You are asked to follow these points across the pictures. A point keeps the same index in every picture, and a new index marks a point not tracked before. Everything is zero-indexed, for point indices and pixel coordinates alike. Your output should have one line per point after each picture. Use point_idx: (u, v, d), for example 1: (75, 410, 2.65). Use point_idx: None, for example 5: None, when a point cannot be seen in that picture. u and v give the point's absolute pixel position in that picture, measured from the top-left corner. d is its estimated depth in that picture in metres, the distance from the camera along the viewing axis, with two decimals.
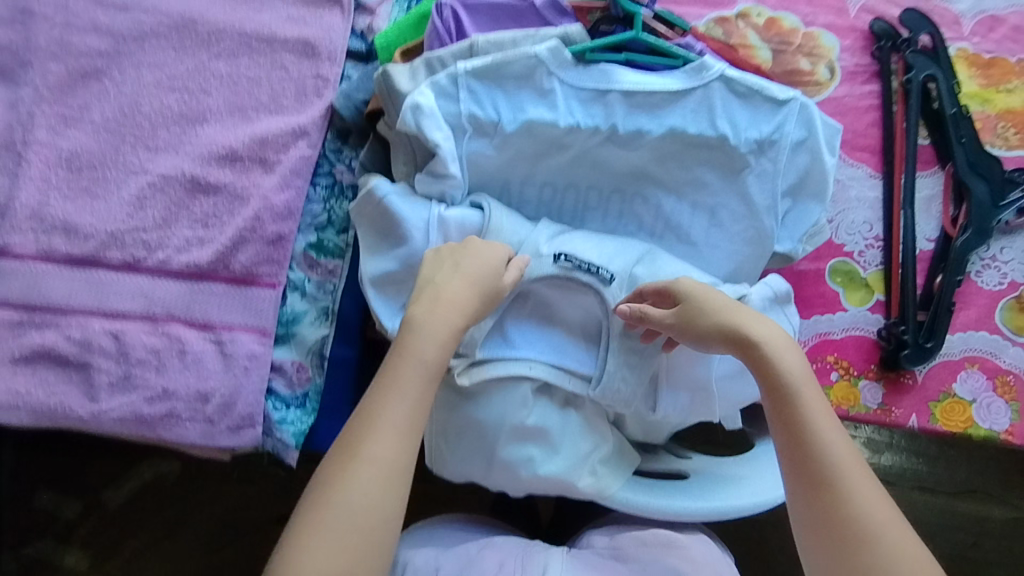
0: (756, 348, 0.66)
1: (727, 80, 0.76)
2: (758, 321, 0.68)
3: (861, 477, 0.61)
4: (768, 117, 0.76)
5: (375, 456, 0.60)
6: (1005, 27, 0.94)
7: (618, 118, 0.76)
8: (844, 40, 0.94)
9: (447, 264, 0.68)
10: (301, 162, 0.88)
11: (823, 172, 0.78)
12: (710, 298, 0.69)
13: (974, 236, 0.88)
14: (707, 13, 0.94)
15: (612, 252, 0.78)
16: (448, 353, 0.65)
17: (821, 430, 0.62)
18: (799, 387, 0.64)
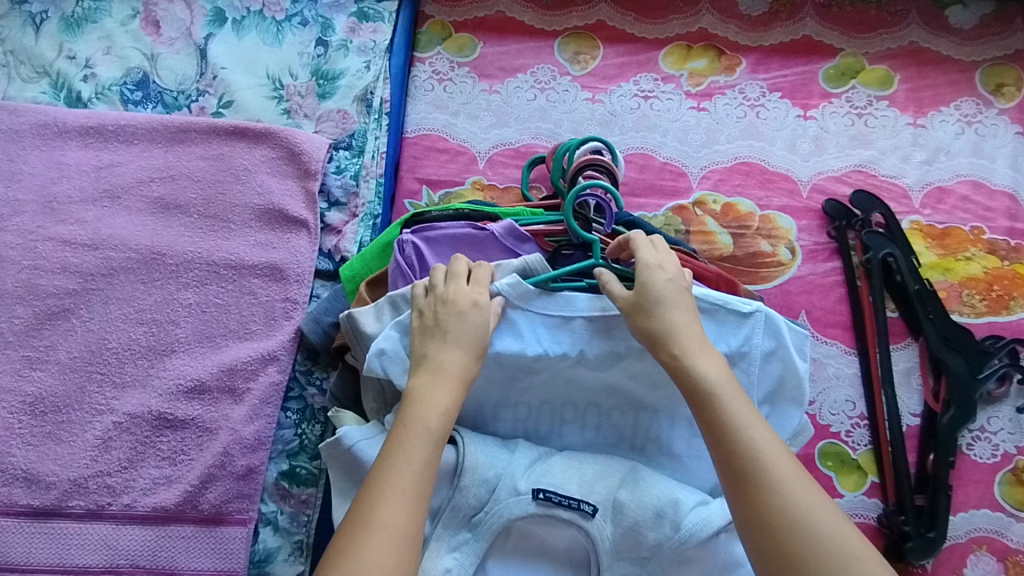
0: (675, 350, 0.66)
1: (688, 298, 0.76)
2: (676, 323, 0.68)
3: (790, 470, 0.58)
4: (734, 331, 0.75)
5: (384, 522, 0.56)
6: (953, 197, 0.97)
7: (584, 343, 0.76)
8: (801, 220, 0.97)
9: (435, 329, 0.69)
10: (270, 389, 0.86)
11: (796, 377, 0.76)
12: (646, 289, 0.69)
13: (959, 412, 0.86)
14: (664, 204, 0.97)
15: (592, 478, 0.75)
16: (451, 414, 0.64)
17: (746, 429, 0.60)
18: (718, 387, 0.63)
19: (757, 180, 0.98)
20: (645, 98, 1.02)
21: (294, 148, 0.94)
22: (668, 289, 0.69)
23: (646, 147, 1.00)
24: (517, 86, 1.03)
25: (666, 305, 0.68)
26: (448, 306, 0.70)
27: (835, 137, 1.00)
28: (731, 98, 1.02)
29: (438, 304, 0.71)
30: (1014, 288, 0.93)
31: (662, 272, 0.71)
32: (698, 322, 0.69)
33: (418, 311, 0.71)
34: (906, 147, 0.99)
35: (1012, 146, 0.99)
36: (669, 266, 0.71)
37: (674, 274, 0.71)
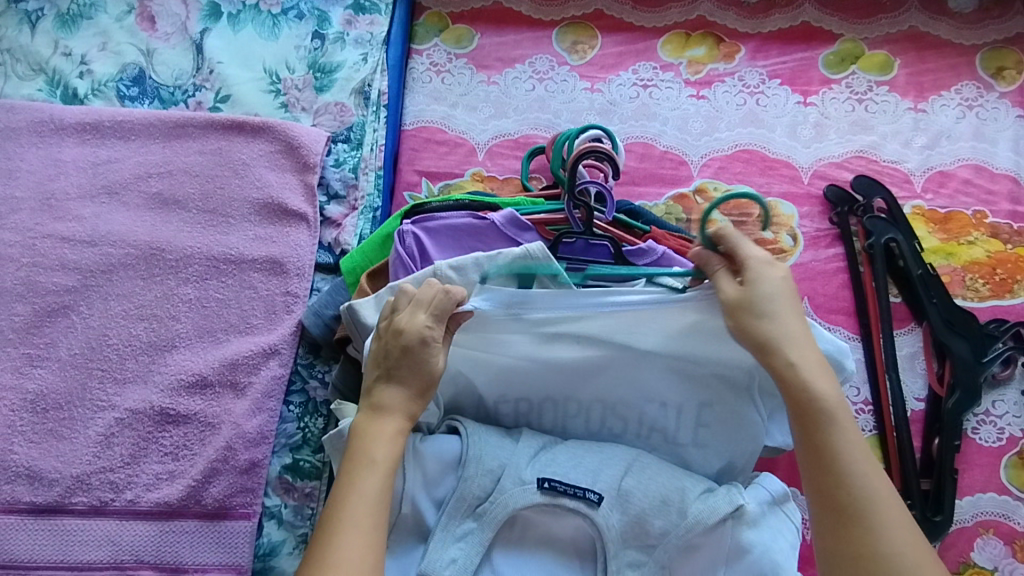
0: (790, 366, 0.62)
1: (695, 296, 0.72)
2: (794, 334, 0.63)
3: (894, 513, 0.56)
4: None
5: (339, 561, 0.56)
6: (955, 181, 0.96)
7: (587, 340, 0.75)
8: (802, 207, 0.96)
9: (382, 363, 0.66)
10: (272, 383, 0.86)
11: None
12: (760, 290, 0.64)
13: (964, 396, 0.86)
14: (665, 192, 0.97)
15: (597, 467, 0.75)
16: (399, 443, 0.64)
17: (854, 464, 0.58)
18: (837, 415, 0.60)
19: (758, 167, 0.98)
20: (644, 87, 1.01)
21: (292, 141, 0.93)
22: (782, 294, 0.64)
23: (646, 135, 0.99)
24: (515, 77, 1.02)
25: (784, 313, 0.63)
26: (395, 337, 0.66)
27: (836, 123, 0.99)
28: (730, 85, 1.01)
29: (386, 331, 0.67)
30: (1017, 272, 0.93)
31: (772, 270, 0.65)
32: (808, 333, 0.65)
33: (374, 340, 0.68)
34: (907, 131, 0.98)
35: (1014, 129, 0.98)
36: (782, 265, 0.65)
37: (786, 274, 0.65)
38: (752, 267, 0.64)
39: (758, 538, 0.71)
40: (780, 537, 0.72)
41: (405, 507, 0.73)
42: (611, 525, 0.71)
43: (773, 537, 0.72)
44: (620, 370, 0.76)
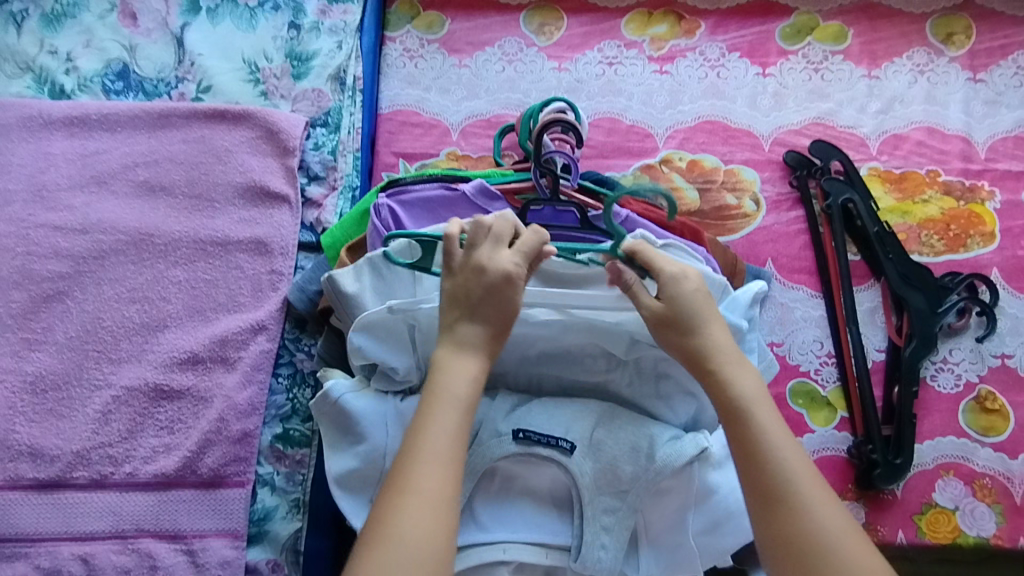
0: (711, 367, 0.68)
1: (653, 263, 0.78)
2: (719, 343, 0.70)
3: (820, 491, 0.61)
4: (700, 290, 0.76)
5: (409, 504, 0.58)
6: (909, 143, 1.01)
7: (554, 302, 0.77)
8: (764, 172, 1.00)
9: (464, 299, 0.70)
10: (261, 357, 0.90)
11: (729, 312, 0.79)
12: (679, 303, 0.71)
13: (919, 347, 0.90)
14: (633, 163, 1.01)
15: (569, 419, 0.79)
16: (469, 384, 0.67)
17: (773, 447, 0.63)
18: (752, 409, 0.66)
19: (720, 137, 1.02)
20: (609, 64, 1.06)
21: (272, 127, 0.97)
22: (692, 297, 0.71)
23: (612, 111, 1.03)
24: (485, 59, 1.06)
25: (707, 320, 0.71)
26: (475, 274, 0.70)
27: (793, 93, 1.03)
28: (692, 60, 1.05)
29: (467, 267, 0.71)
30: (970, 227, 0.97)
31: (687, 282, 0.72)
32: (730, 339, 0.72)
33: (448, 276, 0.71)
34: (861, 97, 1.03)
35: (964, 92, 1.02)
36: (694, 274, 0.73)
37: (689, 278, 0.72)
38: (665, 279, 0.71)
39: (723, 479, 0.77)
40: None
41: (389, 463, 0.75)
42: (585, 472, 0.76)
43: (737, 477, 0.77)
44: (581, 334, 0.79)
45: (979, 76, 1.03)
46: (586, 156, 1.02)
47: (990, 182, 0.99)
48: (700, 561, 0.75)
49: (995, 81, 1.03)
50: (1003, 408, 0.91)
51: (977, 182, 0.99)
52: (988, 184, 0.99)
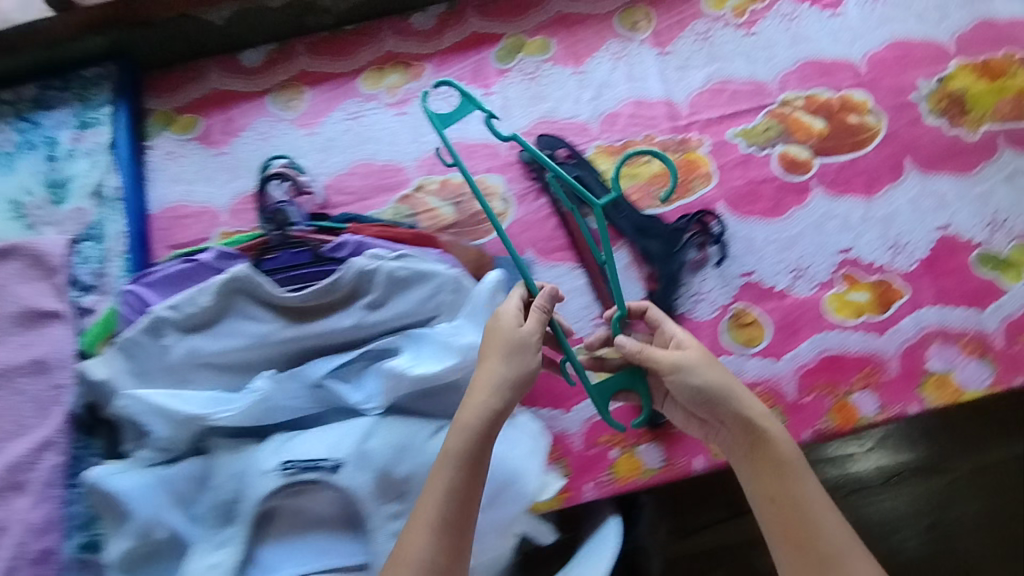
0: (761, 418, 0.77)
1: (389, 272, 0.87)
2: (758, 407, 0.79)
3: (856, 553, 0.70)
4: (426, 285, 0.87)
5: (416, 558, 0.66)
6: (623, 118, 1.13)
7: (299, 339, 0.86)
8: (507, 174, 1.10)
9: (484, 350, 0.78)
10: (53, 472, 0.90)
11: (469, 298, 0.88)
12: (708, 375, 0.79)
13: (666, 285, 1.01)
14: (390, 197, 1.10)
15: (338, 439, 0.81)
16: (471, 438, 0.72)
17: (816, 508, 0.72)
18: (802, 463, 0.75)
19: (463, 155, 1.12)
20: (353, 118, 1.16)
21: (35, 252, 1.01)
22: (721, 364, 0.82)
23: (365, 157, 1.13)
24: (241, 143, 1.15)
25: (741, 393, 0.79)
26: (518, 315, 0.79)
27: (517, 102, 1.16)
28: (425, 97, 1.17)
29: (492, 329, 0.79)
30: (691, 173, 1.09)
31: (706, 368, 0.80)
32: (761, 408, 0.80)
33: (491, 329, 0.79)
34: (575, 91, 1.16)
35: (657, 65, 1.16)
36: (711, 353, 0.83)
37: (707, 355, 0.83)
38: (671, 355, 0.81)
39: None
40: None
41: (161, 531, 0.77)
42: (359, 485, 0.78)
43: None
44: (625, 377, 0.86)
45: (666, 49, 1.17)
46: (344, 202, 1.10)
47: (698, 132, 1.11)
48: None
49: (681, 50, 1.17)
50: (757, 319, 1.00)
51: (687, 135, 1.11)
52: (697, 134, 1.11)
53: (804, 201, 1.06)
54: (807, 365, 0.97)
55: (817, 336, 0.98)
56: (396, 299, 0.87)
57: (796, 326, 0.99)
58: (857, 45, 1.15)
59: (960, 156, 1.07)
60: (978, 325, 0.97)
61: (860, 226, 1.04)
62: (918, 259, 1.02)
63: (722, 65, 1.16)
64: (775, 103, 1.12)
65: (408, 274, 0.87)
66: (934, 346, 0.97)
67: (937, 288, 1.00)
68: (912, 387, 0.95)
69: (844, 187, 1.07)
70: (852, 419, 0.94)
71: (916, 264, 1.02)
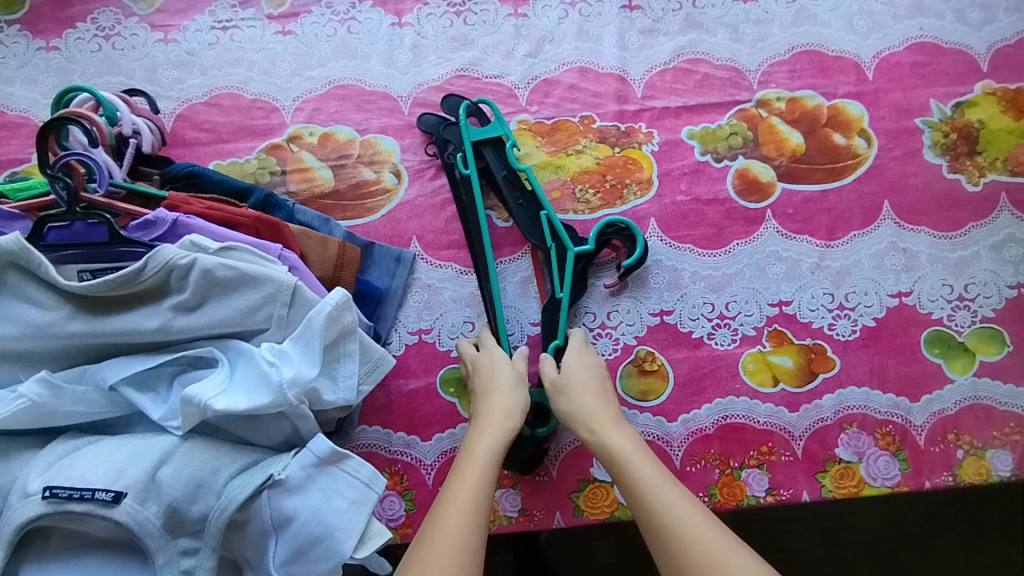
0: (591, 431, 0.72)
1: (206, 271, 0.69)
2: (603, 414, 0.73)
3: (697, 520, 0.60)
4: (253, 292, 0.71)
5: (456, 540, 0.58)
6: (560, 88, 0.90)
7: (89, 334, 0.70)
8: (403, 139, 0.90)
9: (477, 383, 0.77)
10: None
11: (304, 314, 0.72)
12: (564, 374, 0.77)
13: (556, 304, 0.83)
14: (257, 145, 0.89)
15: (123, 462, 0.67)
16: (502, 445, 0.69)
17: (651, 489, 0.64)
18: (632, 462, 0.67)
19: (354, 103, 0.90)
20: (223, 29, 0.92)
21: None
22: (586, 374, 0.78)
23: (231, 85, 0.91)
24: (77, 38, 0.91)
25: (592, 386, 0.76)
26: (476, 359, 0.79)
27: (433, 43, 0.92)
28: (319, 15, 0.92)
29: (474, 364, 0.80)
30: (626, 175, 0.89)
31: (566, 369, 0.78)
32: (615, 405, 0.76)
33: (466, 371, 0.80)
34: (508, 41, 0.91)
35: (618, 22, 0.92)
36: (593, 352, 0.81)
37: (592, 361, 0.79)
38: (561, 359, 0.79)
39: (302, 503, 0.70)
40: (332, 497, 0.71)
41: None
42: (143, 521, 0.65)
43: (321, 497, 0.71)
44: (542, 394, 0.81)
45: (633, 2, 0.92)
46: (201, 141, 0.89)
47: (648, 123, 0.90)
48: None
49: (652, 7, 0.92)
50: (662, 368, 0.85)
51: (633, 124, 0.90)
52: (646, 125, 0.90)
53: (752, 234, 0.88)
54: (703, 432, 0.84)
55: (723, 400, 0.85)
56: (215, 303, 0.71)
57: (703, 384, 0.85)
58: (872, 38, 0.92)
59: (951, 208, 0.88)
60: (903, 417, 0.84)
61: (807, 277, 0.87)
62: (862, 327, 0.86)
63: (698, 36, 0.92)
64: (750, 101, 0.90)
65: (230, 277, 0.70)
66: (847, 431, 0.84)
67: (873, 365, 0.85)
68: (809, 473, 0.83)
69: (803, 225, 0.88)
70: (736, 498, 0.82)
71: (857, 334, 0.86)
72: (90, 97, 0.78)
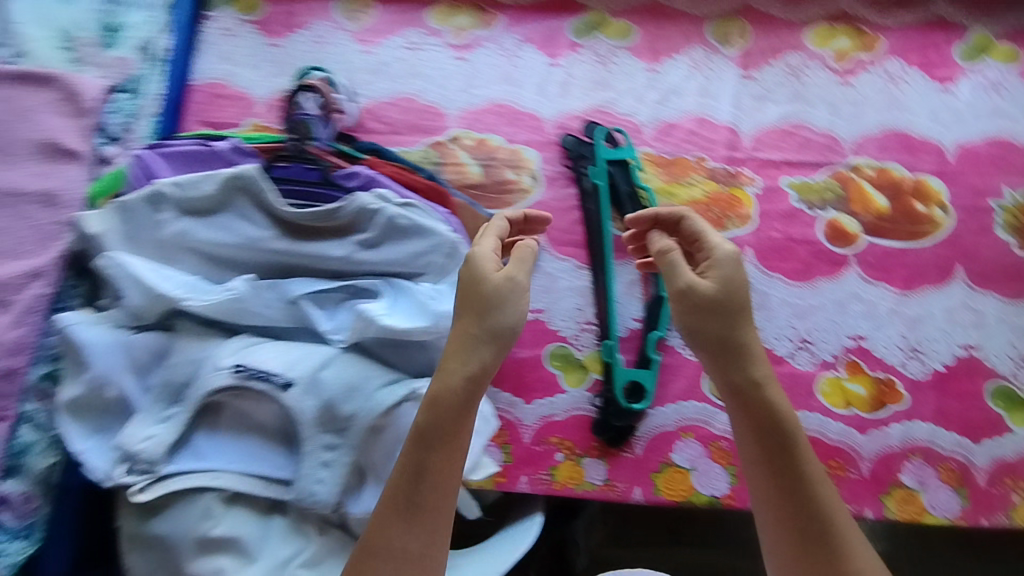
0: (753, 380, 0.71)
1: (392, 217, 0.86)
2: (762, 364, 0.73)
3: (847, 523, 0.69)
4: (423, 240, 0.86)
5: (392, 526, 0.66)
6: (680, 131, 1.07)
7: (288, 253, 0.86)
8: (544, 152, 1.07)
9: (461, 306, 0.74)
10: (35, 301, 0.93)
11: (459, 266, 0.87)
12: (718, 285, 0.73)
13: (659, 301, 0.97)
14: (423, 140, 1.08)
15: (295, 358, 0.82)
16: (450, 405, 0.69)
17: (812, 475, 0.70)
18: (797, 437, 0.70)
19: (507, 119, 1.09)
20: (412, 50, 1.13)
21: (70, 88, 0.99)
22: (738, 296, 0.73)
23: (410, 91, 1.10)
24: (296, 40, 1.13)
25: (745, 313, 0.73)
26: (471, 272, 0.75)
27: (579, 82, 1.10)
28: (489, 49, 1.12)
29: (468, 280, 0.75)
30: (729, 209, 1.03)
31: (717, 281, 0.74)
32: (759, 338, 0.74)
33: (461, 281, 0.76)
34: (641, 89, 1.09)
35: (735, 87, 1.09)
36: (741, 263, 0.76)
37: (741, 282, 0.74)
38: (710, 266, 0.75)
39: None
40: None
41: (111, 391, 0.80)
42: (304, 408, 0.80)
43: None
44: (637, 373, 0.94)
45: (751, 72, 1.10)
46: (379, 131, 1.08)
47: (752, 170, 1.05)
48: None
49: (766, 79, 1.09)
50: None
51: (740, 169, 1.05)
52: (751, 171, 1.05)
53: (836, 274, 1.00)
54: None
55: (799, 413, 0.94)
56: (391, 244, 0.86)
57: None
58: (954, 130, 1.07)
59: (1019, 279, 0.99)
60: (966, 456, 0.91)
61: (883, 318, 0.98)
62: (932, 370, 0.95)
63: (802, 107, 1.08)
64: (843, 165, 1.05)
65: (408, 225, 0.86)
66: (913, 460, 0.91)
67: (939, 406, 0.93)
68: (874, 492, 0.90)
69: (882, 273, 1.00)
70: None
71: (927, 375, 0.95)
72: (326, 80, 0.99)
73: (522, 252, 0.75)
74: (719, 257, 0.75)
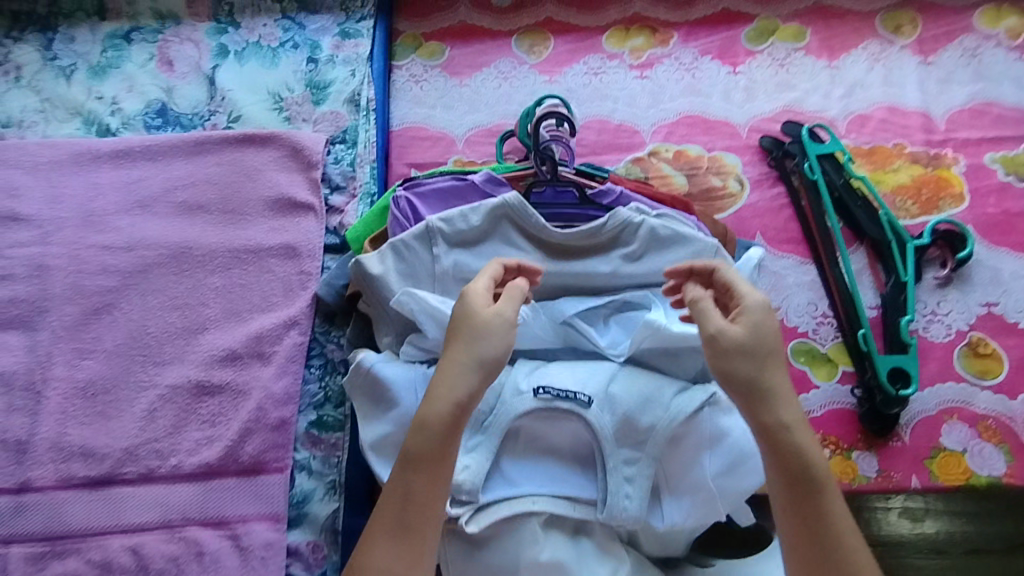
0: (781, 425, 0.66)
1: (653, 230, 0.89)
2: (790, 404, 0.67)
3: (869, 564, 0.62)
4: (685, 246, 0.88)
5: (406, 549, 0.64)
6: (873, 121, 1.10)
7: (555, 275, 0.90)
8: (744, 157, 1.10)
9: (451, 332, 0.72)
10: (295, 349, 0.96)
11: None
12: (752, 327, 0.69)
13: (900, 285, 0.98)
14: (624, 157, 1.11)
15: (586, 375, 0.84)
16: (433, 432, 0.67)
17: (828, 514, 0.64)
18: (826, 482, 0.65)
19: (701, 129, 1.12)
20: (595, 74, 1.17)
21: (298, 146, 1.07)
22: (770, 344, 0.68)
23: (601, 113, 1.14)
24: (483, 78, 1.18)
25: (772, 358, 0.68)
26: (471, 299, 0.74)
27: (763, 86, 1.14)
28: (670, 65, 1.17)
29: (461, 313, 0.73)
30: (940, 190, 1.05)
31: (745, 325, 0.69)
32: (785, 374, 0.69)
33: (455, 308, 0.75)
34: (826, 86, 1.13)
35: (917, 74, 1.13)
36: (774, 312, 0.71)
37: (773, 331, 0.69)
38: (743, 311, 0.70)
39: (735, 423, 0.82)
40: None
41: None
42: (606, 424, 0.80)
43: None
44: (902, 359, 0.93)
45: (929, 59, 1.13)
46: (581, 154, 1.12)
47: (953, 150, 1.07)
48: (722, 503, 0.79)
49: (945, 62, 1.13)
50: (995, 351, 0.96)
51: (941, 150, 1.07)
52: (952, 151, 1.07)
53: None
54: None
55: None
56: (653, 255, 0.89)
57: None
58: None
59: None
60: None
61: None
62: None
63: (987, 85, 1.11)
64: None
65: (668, 235, 0.89)
66: None
67: None
68: None
69: None
70: None
71: None
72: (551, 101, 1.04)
73: (511, 291, 0.74)
74: (750, 305, 0.70)
